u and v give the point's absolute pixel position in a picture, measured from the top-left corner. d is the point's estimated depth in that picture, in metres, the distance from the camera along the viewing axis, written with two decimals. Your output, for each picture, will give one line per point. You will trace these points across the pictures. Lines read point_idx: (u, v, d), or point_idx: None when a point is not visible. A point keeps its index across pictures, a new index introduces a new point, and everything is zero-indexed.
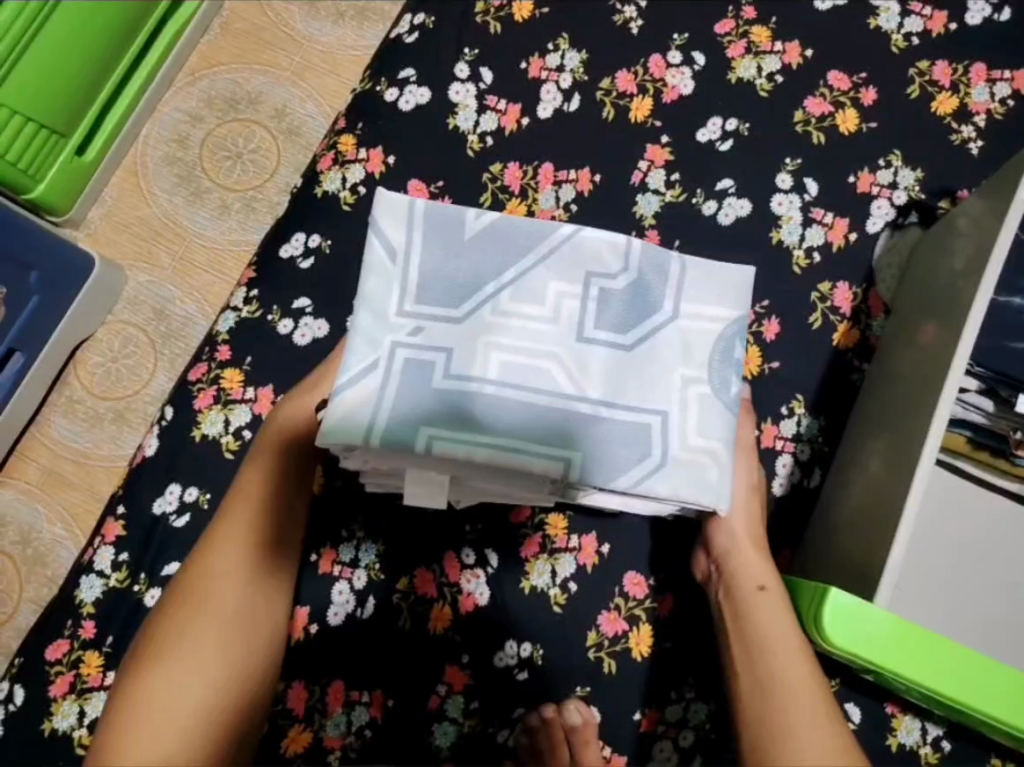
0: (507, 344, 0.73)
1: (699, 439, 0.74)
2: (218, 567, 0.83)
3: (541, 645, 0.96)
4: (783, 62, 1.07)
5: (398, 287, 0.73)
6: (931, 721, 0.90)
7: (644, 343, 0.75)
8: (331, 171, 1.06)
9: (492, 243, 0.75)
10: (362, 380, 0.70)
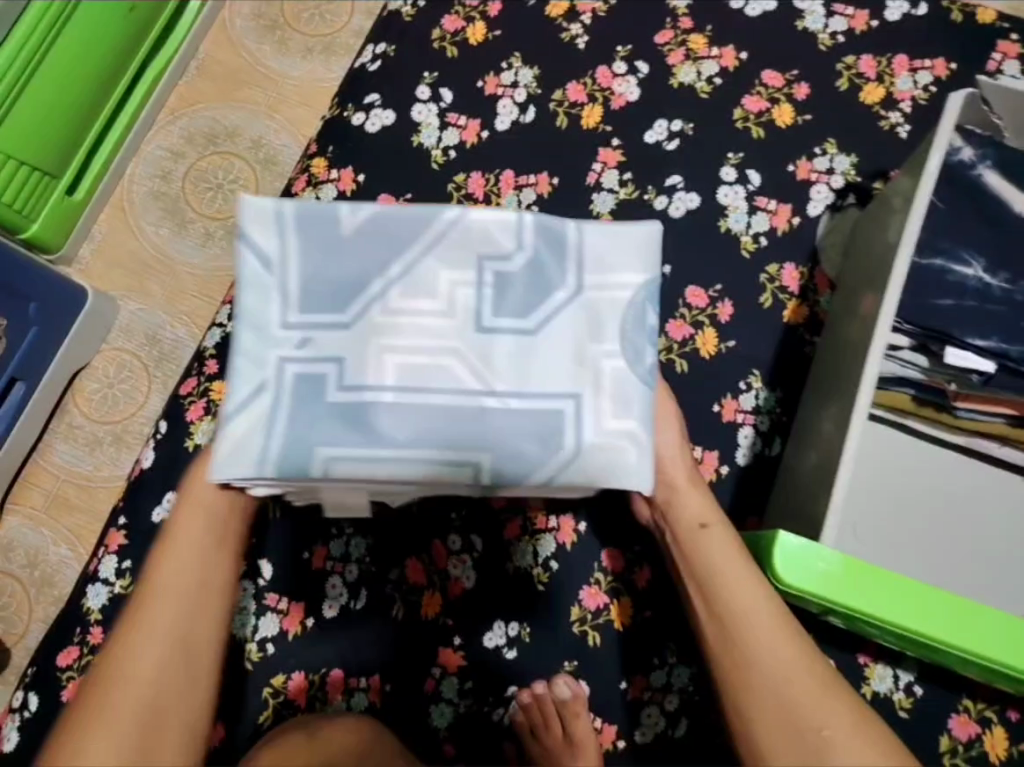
0: (400, 345, 0.72)
1: (616, 422, 0.73)
2: (140, 651, 0.72)
3: (527, 623, 1.00)
4: (720, 65, 1.15)
5: (279, 299, 0.73)
6: (901, 668, 0.95)
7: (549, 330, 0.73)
8: (306, 192, 1.14)
9: (373, 238, 0.73)
10: (250, 405, 0.71)
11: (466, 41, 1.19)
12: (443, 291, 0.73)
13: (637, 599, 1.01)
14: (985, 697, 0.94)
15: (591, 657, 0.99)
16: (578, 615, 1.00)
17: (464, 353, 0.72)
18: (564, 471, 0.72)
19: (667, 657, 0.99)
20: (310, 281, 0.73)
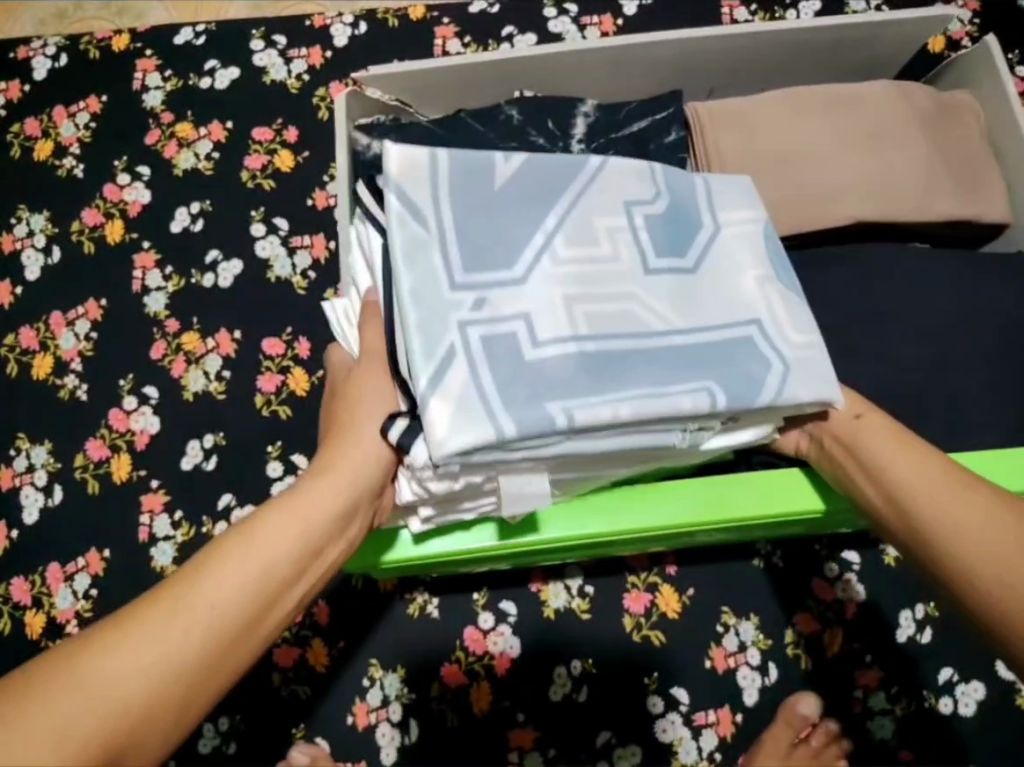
0: (592, 294, 0.56)
1: (799, 335, 0.58)
2: (221, 594, 0.49)
3: (413, 699, 0.89)
4: (602, 33, 1.07)
5: (441, 252, 0.55)
6: (874, 721, 0.90)
7: (542, 272, 0.56)
8: (180, 153, 1.04)
9: (535, 191, 0.58)
10: (443, 377, 0.52)
11: (433, 20, 1.08)
12: (597, 237, 0.58)
13: (570, 674, 0.90)
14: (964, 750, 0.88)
15: (510, 740, 0.88)
16: (477, 697, 0.89)
17: (467, 312, 0.54)
18: (579, 412, 0.52)
19: (593, 741, 0.88)
20: (467, 235, 0.56)
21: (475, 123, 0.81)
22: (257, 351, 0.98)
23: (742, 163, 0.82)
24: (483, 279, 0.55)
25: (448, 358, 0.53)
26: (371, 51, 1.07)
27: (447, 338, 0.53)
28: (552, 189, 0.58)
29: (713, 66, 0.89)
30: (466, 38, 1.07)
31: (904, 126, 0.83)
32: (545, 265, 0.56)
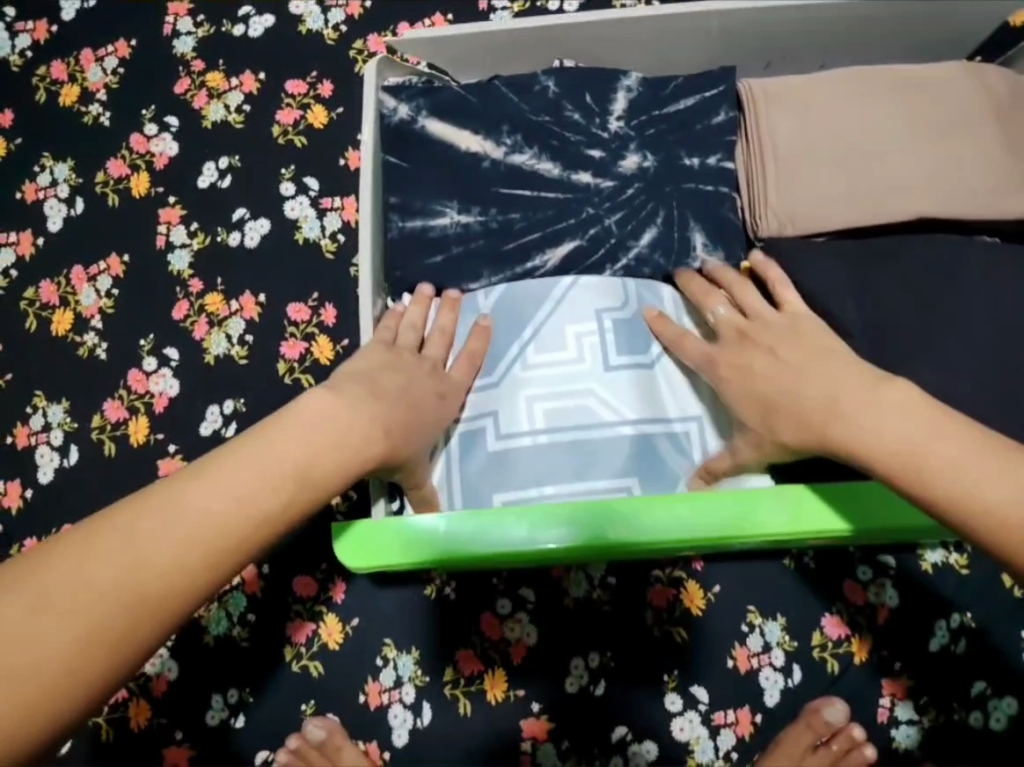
0: (545, 395, 0.74)
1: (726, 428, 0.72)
2: (209, 500, 0.48)
3: (426, 683, 0.88)
4: None
5: None
6: (900, 729, 0.87)
7: (513, 378, 0.74)
8: (210, 104, 1.00)
9: (506, 316, 0.75)
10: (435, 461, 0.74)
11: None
12: (566, 343, 0.75)
13: (586, 667, 0.88)
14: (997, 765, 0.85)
15: (523, 730, 0.87)
16: (492, 685, 0.87)
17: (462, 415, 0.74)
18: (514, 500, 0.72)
19: (608, 736, 0.86)
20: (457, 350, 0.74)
21: (510, 93, 0.79)
22: (281, 315, 0.95)
23: (797, 145, 0.76)
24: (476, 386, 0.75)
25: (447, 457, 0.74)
26: (411, 1, 1.02)
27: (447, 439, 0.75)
28: (529, 312, 0.75)
29: (771, 37, 0.83)
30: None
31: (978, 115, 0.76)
32: (516, 373, 0.74)
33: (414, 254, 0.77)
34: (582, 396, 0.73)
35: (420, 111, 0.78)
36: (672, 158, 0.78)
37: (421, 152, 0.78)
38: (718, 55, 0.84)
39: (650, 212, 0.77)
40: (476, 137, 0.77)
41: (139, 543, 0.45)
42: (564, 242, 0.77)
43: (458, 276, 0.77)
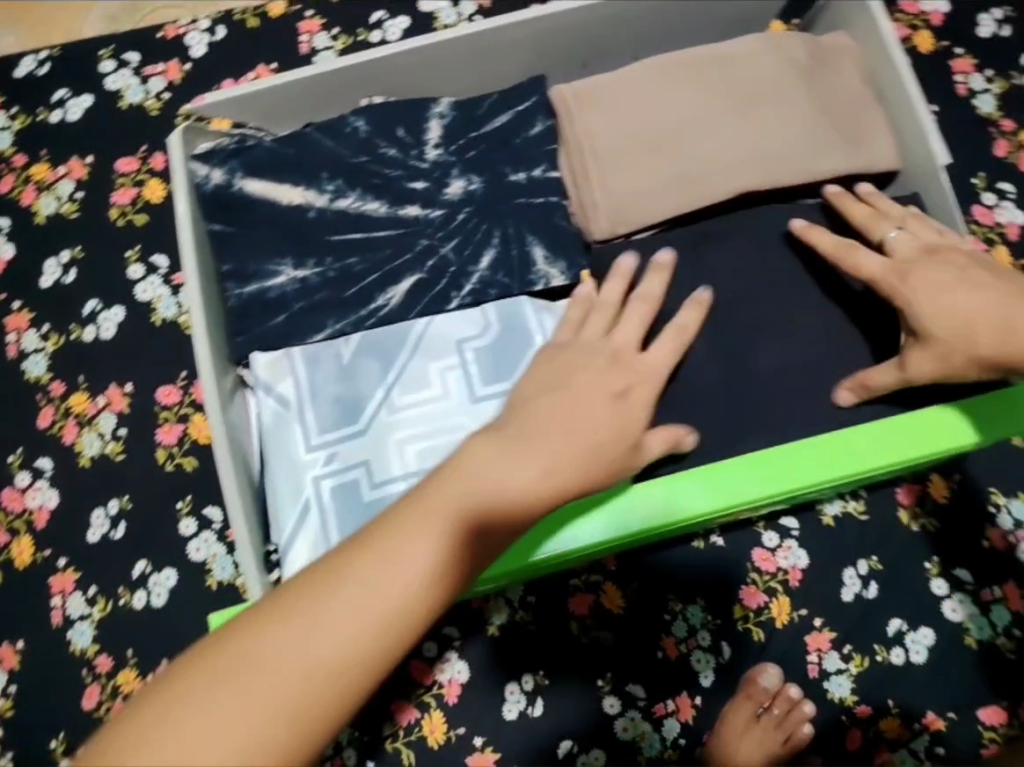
0: (415, 434, 0.73)
1: None
2: (307, 650, 0.44)
3: (367, 742, 0.87)
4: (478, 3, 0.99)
5: (300, 430, 0.74)
6: (837, 681, 0.89)
7: (378, 423, 0.74)
8: (40, 198, 0.97)
9: (367, 360, 0.75)
10: (301, 528, 0.72)
11: (295, 14, 0.98)
12: (432, 380, 0.75)
13: (521, 689, 0.88)
14: (928, 698, 0.87)
15: None
16: (432, 729, 0.87)
17: (322, 468, 0.73)
18: None
19: (555, 752, 0.86)
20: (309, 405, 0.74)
21: (324, 138, 0.77)
22: (151, 401, 0.92)
23: (613, 144, 0.76)
24: (331, 437, 0.74)
25: (306, 512, 0.72)
26: (226, 51, 0.98)
27: (304, 494, 0.73)
28: (387, 352, 0.75)
29: (580, 38, 0.83)
30: (334, 30, 0.98)
31: (780, 87, 0.76)
32: (381, 417, 0.74)
33: (256, 318, 0.76)
34: (454, 431, 0.73)
35: (235, 173, 0.76)
36: (498, 177, 0.77)
37: (244, 216, 0.76)
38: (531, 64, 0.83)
39: (485, 234, 0.77)
40: (297, 189, 0.76)
41: (218, 672, 0.44)
42: (406, 278, 0.76)
43: (302, 332, 0.76)
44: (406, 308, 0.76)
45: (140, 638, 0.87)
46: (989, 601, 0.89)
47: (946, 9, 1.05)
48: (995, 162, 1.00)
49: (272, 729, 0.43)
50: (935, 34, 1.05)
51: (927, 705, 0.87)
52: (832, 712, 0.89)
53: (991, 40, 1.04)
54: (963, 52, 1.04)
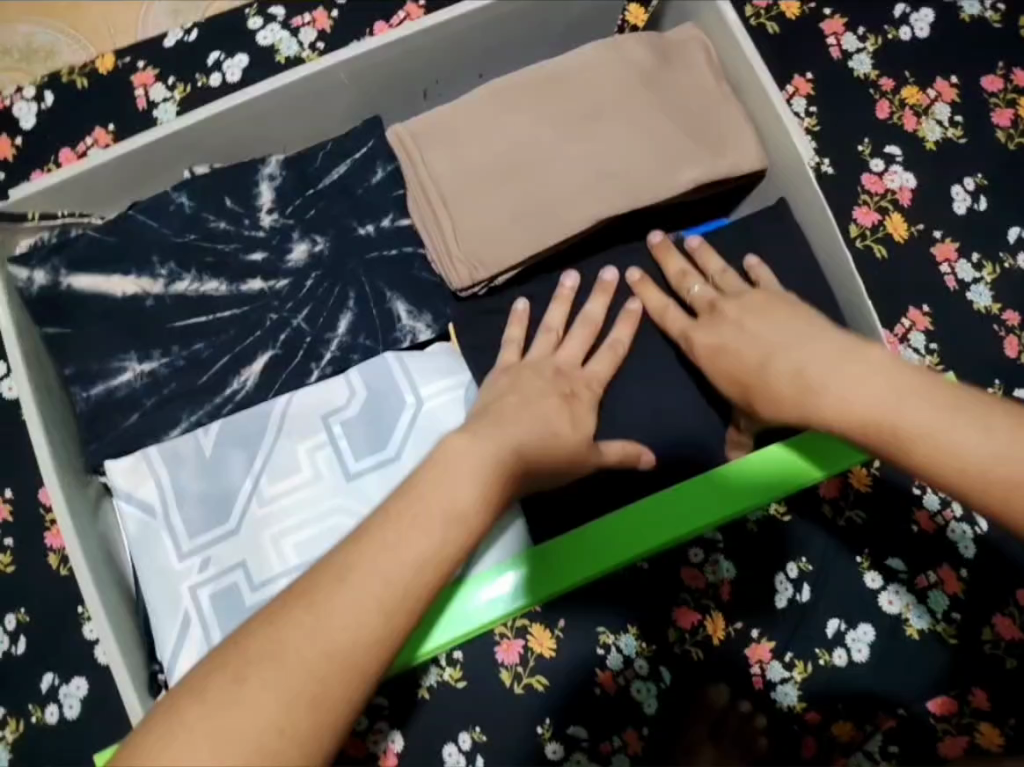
0: (292, 525, 0.68)
1: None
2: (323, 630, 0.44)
3: None
4: (316, 31, 0.97)
5: (169, 537, 0.68)
6: (787, 685, 0.85)
7: (251, 519, 0.68)
8: None
9: (231, 450, 0.70)
10: (181, 645, 0.66)
11: (126, 67, 0.95)
12: (302, 462, 0.70)
13: (461, 749, 0.82)
14: (880, 687, 0.85)
15: None
16: None
17: (197, 575, 0.67)
18: None
19: None
20: (175, 508, 0.68)
21: (148, 220, 0.73)
22: (35, 502, 0.88)
23: (462, 183, 0.72)
24: (204, 540, 0.68)
25: (185, 627, 0.66)
26: (60, 123, 0.94)
27: (182, 606, 0.66)
28: (251, 440, 0.70)
29: (413, 68, 0.78)
30: (169, 79, 0.95)
31: (629, 104, 0.73)
32: (254, 511, 0.69)
33: (105, 423, 0.70)
34: (333, 514, 0.69)
35: (60, 271, 0.71)
36: (345, 232, 0.73)
37: (78, 312, 0.71)
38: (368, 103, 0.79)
39: (339, 297, 0.73)
40: (128, 278, 0.71)
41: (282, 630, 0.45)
42: (259, 355, 0.72)
43: (159, 429, 0.70)
44: (267, 385, 0.72)
45: (58, 755, 0.82)
46: (925, 587, 0.87)
47: None
48: (878, 125, 0.97)
49: (253, 753, 0.41)
50: None
51: (876, 704, 0.84)
52: (783, 724, 0.84)
53: None
54: (831, 13, 1.00)
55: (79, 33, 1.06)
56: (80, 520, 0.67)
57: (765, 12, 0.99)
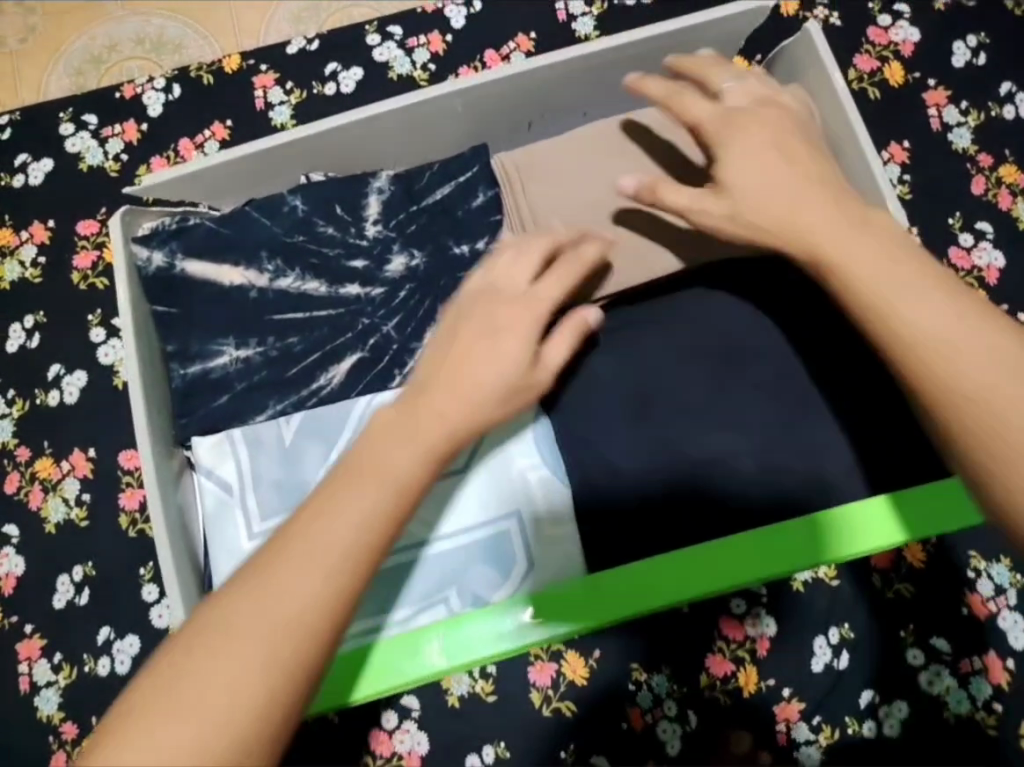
0: None
1: (552, 530, 0.71)
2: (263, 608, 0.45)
3: None
4: (429, 51, 1.01)
5: (242, 516, 0.72)
6: (814, 750, 0.84)
7: None
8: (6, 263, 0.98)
9: (309, 441, 0.73)
10: None
11: (249, 68, 1.01)
12: None
13: (482, 762, 0.84)
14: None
15: None
16: None
17: None
18: None
19: None
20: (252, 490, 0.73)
21: (261, 217, 0.78)
22: (113, 466, 0.93)
23: (557, 214, 0.75)
24: (273, 524, 0.72)
25: None
26: (184, 115, 1.00)
27: None
28: (328, 434, 0.73)
29: (523, 104, 0.81)
30: (287, 84, 1.00)
31: (720, 148, 0.75)
32: None
33: (198, 400, 0.75)
34: None
35: (176, 255, 0.76)
36: (441, 250, 0.77)
37: (186, 295, 0.76)
38: (475, 131, 0.82)
39: (428, 310, 0.76)
40: (238, 269, 0.76)
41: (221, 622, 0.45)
42: (347, 357, 0.76)
43: (246, 413, 0.75)
44: (350, 384, 0.76)
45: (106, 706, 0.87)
46: (968, 673, 0.85)
47: (919, 37, 1.00)
48: (970, 200, 0.96)
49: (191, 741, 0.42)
50: (905, 65, 1.00)
51: None
52: None
53: (965, 70, 1.00)
54: (937, 84, 0.99)
55: (206, 29, 1.13)
56: (165, 487, 0.71)
57: (869, 76, 1.00)
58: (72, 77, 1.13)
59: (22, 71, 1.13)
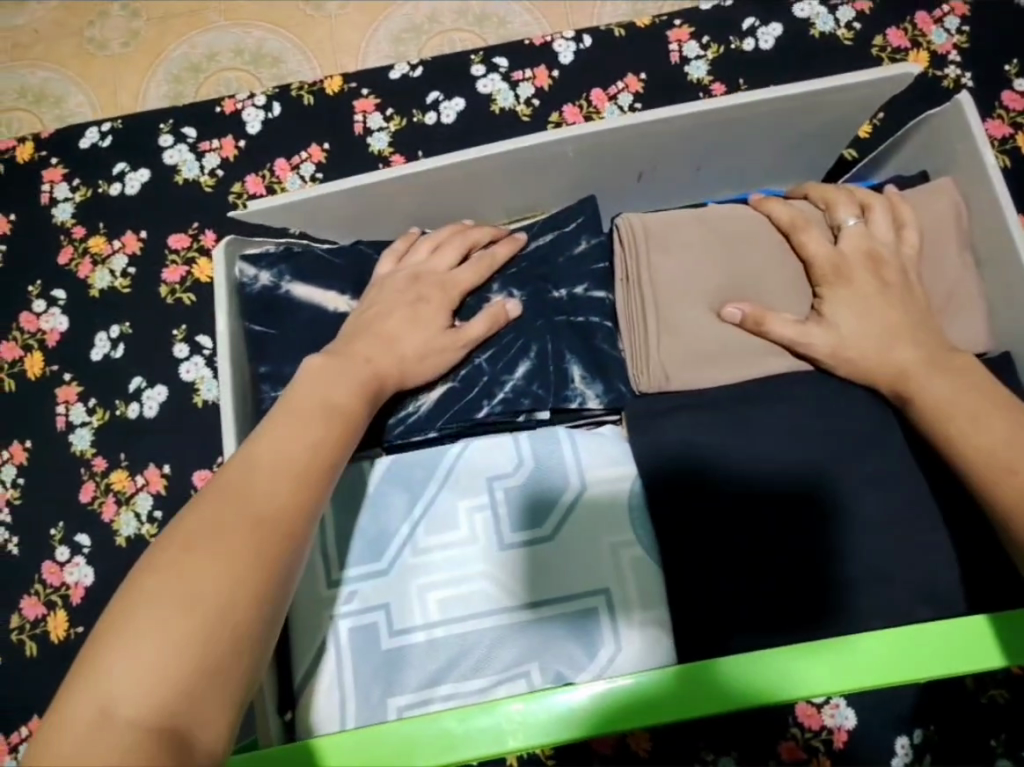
0: (438, 581, 0.69)
1: (642, 610, 0.67)
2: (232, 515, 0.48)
3: None
4: (535, 87, 0.98)
5: (321, 564, 0.70)
6: None
7: (402, 564, 0.70)
8: (96, 270, 0.99)
9: (394, 492, 0.72)
10: (316, 674, 0.68)
11: (351, 92, 1.00)
12: (459, 521, 0.71)
13: None
14: None
15: None
16: None
17: (342, 608, 0.69)
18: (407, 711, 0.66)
19: None
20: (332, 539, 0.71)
21: (371, 250, 0.79)
22: (187, 485, 0.92)
23: (675, 286, 0.74)
24: (353, 574, 0.70)
25: (324, 657, 0.68)
26: (282, 133, 1.00)
27: (324, 637, 0.69)
28: (414, 486, 0.72)
29: (637, 156, 0.78)
30: (388, 110, 0.99)
31: (855, 239, 0.72)
32: (406, 557, 0.70)
33: None
34: (479, 580, 0.69)
35: (283, 277, 0.75)
36: (540, 294, 0.76)
37: (282, 325, 0.74)
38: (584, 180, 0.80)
39: (522, 347, 0.74)
40: (343, 296, 0.76)
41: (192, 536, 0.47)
42: (437, 384, 0.73)
43: None
44: (438, 416, 0.73)
45: None
46: None
47: None
48: None
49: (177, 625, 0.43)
50: None
51: None
52: None
53: None
54: None
55: (306, 45, 1.12)
56: None
57: (999, 143, 0.94)
58: (171, 85, 1.12)
59: (123, 75, 1.13)
